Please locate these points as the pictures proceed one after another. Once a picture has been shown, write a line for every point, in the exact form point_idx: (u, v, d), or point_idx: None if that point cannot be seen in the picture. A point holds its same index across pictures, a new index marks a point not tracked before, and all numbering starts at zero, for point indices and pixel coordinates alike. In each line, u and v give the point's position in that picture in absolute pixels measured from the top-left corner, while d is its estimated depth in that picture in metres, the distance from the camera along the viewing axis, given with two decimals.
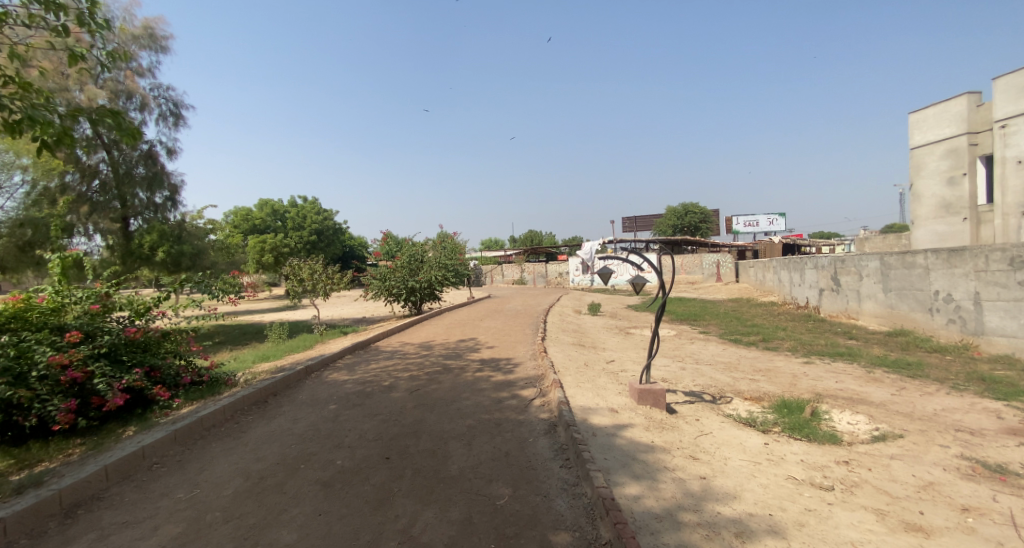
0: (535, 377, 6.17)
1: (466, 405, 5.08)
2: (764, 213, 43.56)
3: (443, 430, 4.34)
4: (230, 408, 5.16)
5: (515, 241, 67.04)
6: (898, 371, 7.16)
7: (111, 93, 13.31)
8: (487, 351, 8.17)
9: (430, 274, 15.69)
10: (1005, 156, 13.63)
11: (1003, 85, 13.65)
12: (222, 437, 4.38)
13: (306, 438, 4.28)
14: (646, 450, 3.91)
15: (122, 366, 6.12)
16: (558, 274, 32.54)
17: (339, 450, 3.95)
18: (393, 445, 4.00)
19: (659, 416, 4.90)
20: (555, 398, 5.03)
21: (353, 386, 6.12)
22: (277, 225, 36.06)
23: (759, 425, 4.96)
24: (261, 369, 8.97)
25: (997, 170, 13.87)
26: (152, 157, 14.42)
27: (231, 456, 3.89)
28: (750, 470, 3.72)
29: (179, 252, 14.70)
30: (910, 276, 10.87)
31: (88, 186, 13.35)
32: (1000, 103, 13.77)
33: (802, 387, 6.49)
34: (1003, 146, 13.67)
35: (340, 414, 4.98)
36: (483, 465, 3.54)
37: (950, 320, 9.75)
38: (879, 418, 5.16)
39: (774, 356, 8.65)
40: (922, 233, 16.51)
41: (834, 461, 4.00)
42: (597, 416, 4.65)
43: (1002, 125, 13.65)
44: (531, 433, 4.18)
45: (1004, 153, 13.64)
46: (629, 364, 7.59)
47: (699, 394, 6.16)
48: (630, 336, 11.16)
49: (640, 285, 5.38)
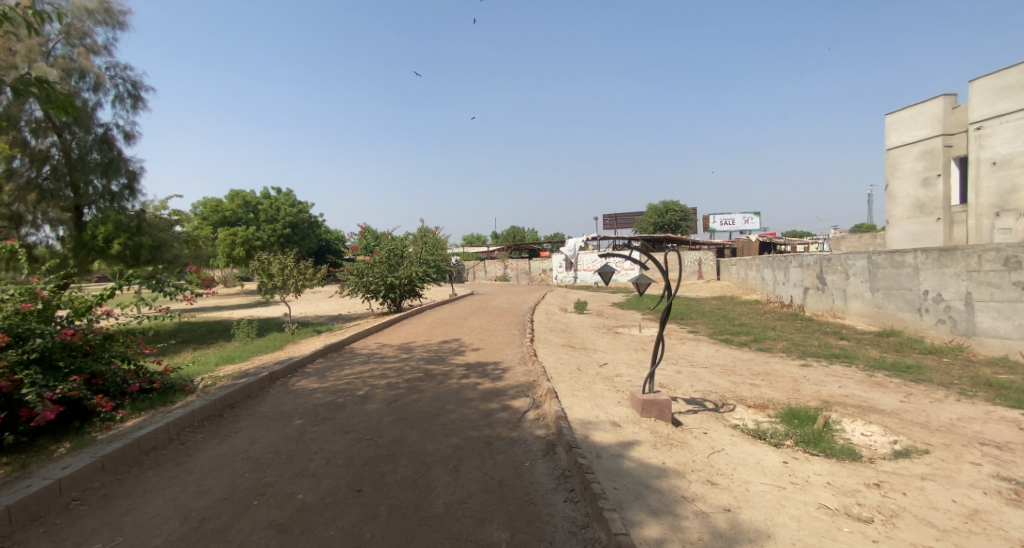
0: (526, 386, 5.63)
1: (450, 420, 4.50)
2: (739, 212, 44.12)
3: (425, 451, 3.78)
4: (176, 424, 4.48)
5: (496, 237, 66.44)
6: (900, 375, 6.87)
7: (62, 71, 12.09)
8: (472, 354, 7.59)
9: (410, 269, 15.01)
10: (980, 157, 13.69)
11: (979, 88, 13.69)
12: (162, 463, 3.72)
13: (264, 463, 3.66)
14: (659, 475, 3.42)
15: (57, 374, 5.35)
16: (541, 271, 32.12)
17: (301, 479, 3.36)
18: (365, 473, 3.43)
19: (665, 431, 4.42)
20: (551, 412, 4.50)
21: (323, 397, 5.47)
22: (249, 217, 34.42)
23: (770, 439, 4.56)
24: (224, 373, 8.21)
25: (971, 171, 13.92)
26: (108, 141, 13.20)
27: (171, 490, 3.25)
28: (776, 497, 3.28)
29: (137, 246, 13.56)
30: (898, 275, 10.74)
31: (38, 172, 12.22)
32: (975, 105, 13.82)
33: (806, 393, 6.14)
34: (977, 148, 13.72)
35: (306, 431, 4.37)
36: (473, 500, 3.01)
37: (939, 320, 9.64)
38: (895, 429, 4.82)
39: (770, 358, 8.34)
40: (897, 233, 16.61)
41: (864, 484, 3.60)
42: (599, 432, 4.15)
43: (977, 127, 13.70)
44: (527, 455, 3.65)
45: (978, 155, 13.71)
46: (623, 369, 7.11)
47: (701, 402, 5.73)
48: (619, 335, 10.76)
49: (643, 285, 4.90)
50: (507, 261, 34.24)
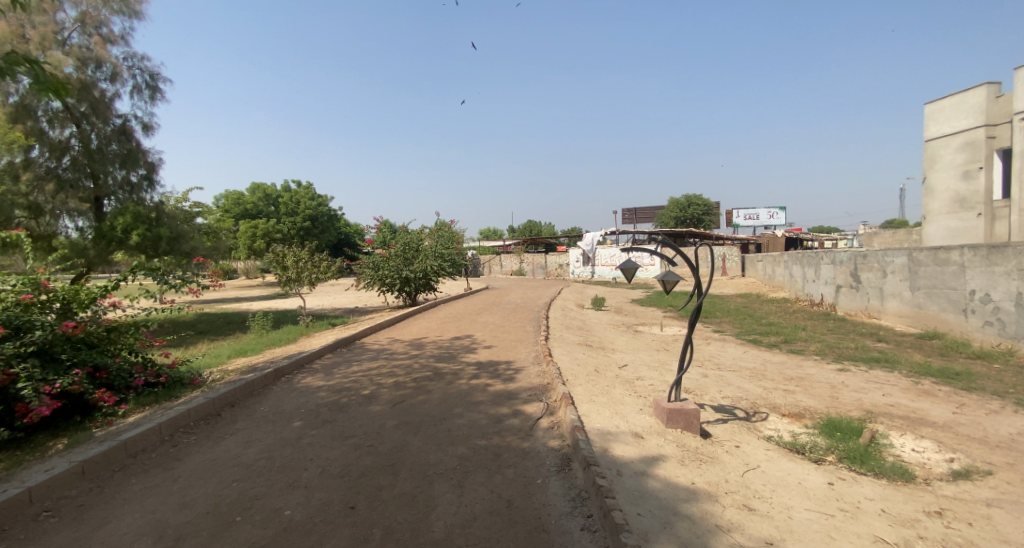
0: (540, 389, 5.27)
1: (458, 426, 4.17)
2: (764, 207, 42.76)
3: (427, 462, 3.46)
4: (169, 425, 4.28)
5: (514, 232, 66.03)
6: (949, 382, 6.25)
7: (79, 61, 12.13)
8: (484, 352, 7.26)
9: (426, 263, 14.73)
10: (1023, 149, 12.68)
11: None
12: (148, 470, 3.50)
13: (254, 471, 3.40)
14: (687, 499, 3.03)
15: (58, 367, 5.23)
16: (559, 266, 31.64)
17: (292, 492, 3.07)
18: (361, 486, 3.12)
19: (692, 444, 4.01)
20: (566, 420, 4.13)
21: (326, 396, 5.21)
22: (270, 210, 34.76)
23: (809, 455, 4.11)
24: (232, 366, 8.08)
25: (1014, 164, 12.93)
26: (126, 133, 13.30)
27: (150, 500, 3.02)
28: (824, 528, 2.85)
29: (156, 237, 13.41)
30: (942, 274, 9.99)
31: (57, 162, 12.27)
32: (1020, 93, 12.83)
33: (846, 401, 5.62)
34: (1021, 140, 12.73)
35: (304, 435, 4.10)
36: (477, 524, 2.66)
37: (986, 322, 8.92)
38: (951, 445, 4.26)
39: (803, 362, 7.80)
40: (935, 229, 15.65)
41: (923, 512, 3.11)
42: (620, 445, 3.77)
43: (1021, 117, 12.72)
44: (539, 471, 3.30)
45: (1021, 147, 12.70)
46: (644, 371, 6.69)
47: (730, 410, 5.29)
48: (640, 334, 10.29)
49: (671, 283, 4.47)
50: (525, 256, 33.93)
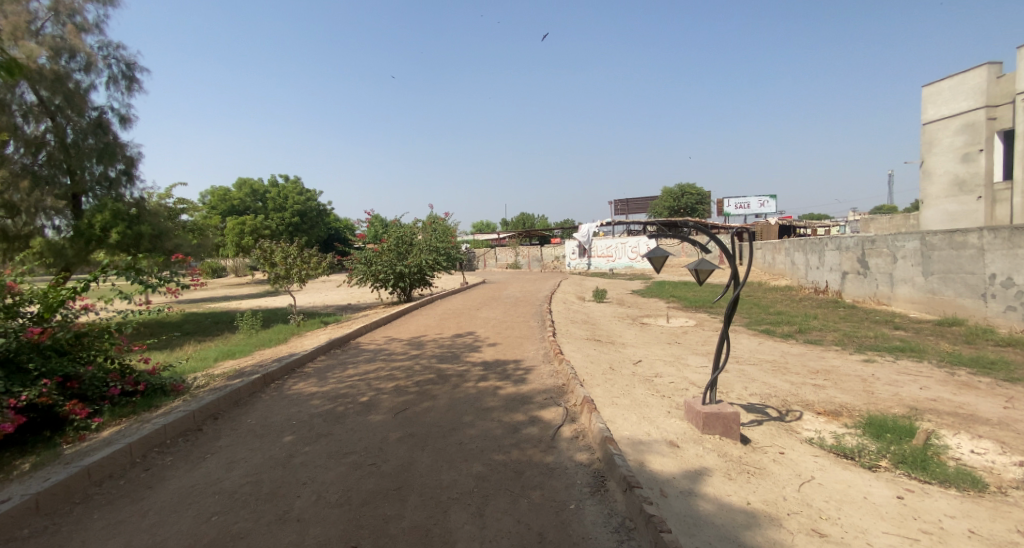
0: (555, 391, 4.81)
1: (470, 438, 3.70)
2: (757, 196, 42.46)
3: (439, 485, 2.98)
4: (142, 444, 3.78)
5: (507, 224, 65.44)
6: (987, 373, 5.86)
7: (52, 50, 11.36)
8: (489, 350, 6.78)
9: (420, 257, 14.22)
10: None
11: None
12: (113, 505, 3.00)
13: (238, 501, 2.92)
14: (748, 525, 2.58)
15: (23, 377, 4.67)
16: (555, 257, 31.27)
17: (282, 528, 2.59)
18: (364, 519, 2.64)
19: (735, 453, 3.56)
20: (593, 430, 3.67)
21: (320, 405, 4.70)
22: (258, 206, 33.88)
23: (862, 460, 3.69)
24: (219, 371, 7.54)
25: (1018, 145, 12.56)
26: (103, 125, 12.51)
27: (113, 543, 2.55)
28: None
29: (137, 235, 12.62)
30: (958, 258, 9.65)
31: (33, 158, 11.57)
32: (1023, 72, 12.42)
33: (883, 396, 5.23)
34: None
35: (296, 452, 3.61)
36: None
37: (1008, 307, 8.59)
38: (1016, 447, 3.83)
39: (824, 353, 7.40)
40: (933, 213, 15.33)
41: (1017, 532, 2.67)
42: (657, 458, 3.33)
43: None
44: (572, 495, 2.83)
45: None
46: (660, 367, 6.24)
47: (762, 409, 4.86)
48: (648, 327, 9.86)
49: (704, 273, 4.02)
50: (520, 248, 33.48)
